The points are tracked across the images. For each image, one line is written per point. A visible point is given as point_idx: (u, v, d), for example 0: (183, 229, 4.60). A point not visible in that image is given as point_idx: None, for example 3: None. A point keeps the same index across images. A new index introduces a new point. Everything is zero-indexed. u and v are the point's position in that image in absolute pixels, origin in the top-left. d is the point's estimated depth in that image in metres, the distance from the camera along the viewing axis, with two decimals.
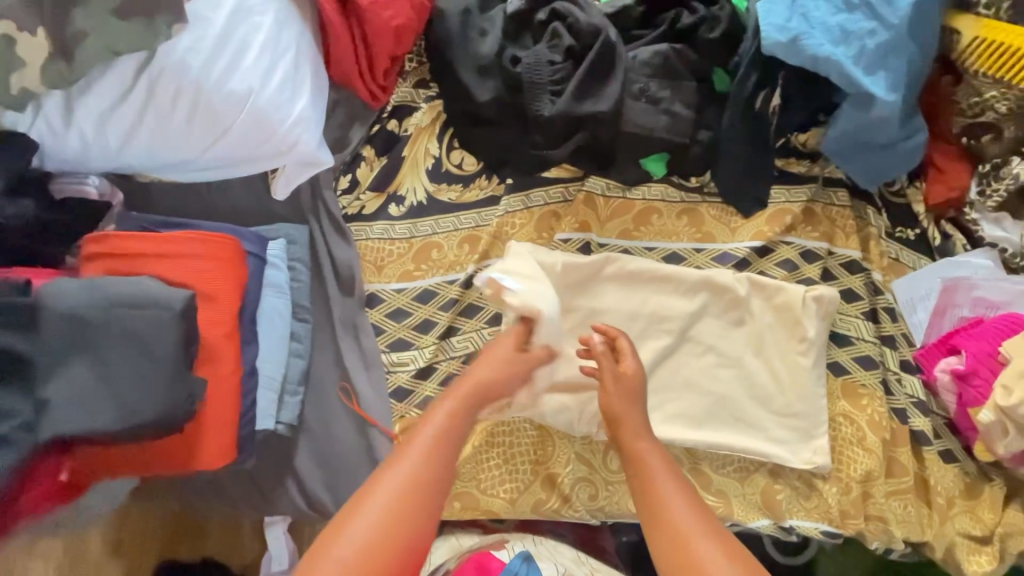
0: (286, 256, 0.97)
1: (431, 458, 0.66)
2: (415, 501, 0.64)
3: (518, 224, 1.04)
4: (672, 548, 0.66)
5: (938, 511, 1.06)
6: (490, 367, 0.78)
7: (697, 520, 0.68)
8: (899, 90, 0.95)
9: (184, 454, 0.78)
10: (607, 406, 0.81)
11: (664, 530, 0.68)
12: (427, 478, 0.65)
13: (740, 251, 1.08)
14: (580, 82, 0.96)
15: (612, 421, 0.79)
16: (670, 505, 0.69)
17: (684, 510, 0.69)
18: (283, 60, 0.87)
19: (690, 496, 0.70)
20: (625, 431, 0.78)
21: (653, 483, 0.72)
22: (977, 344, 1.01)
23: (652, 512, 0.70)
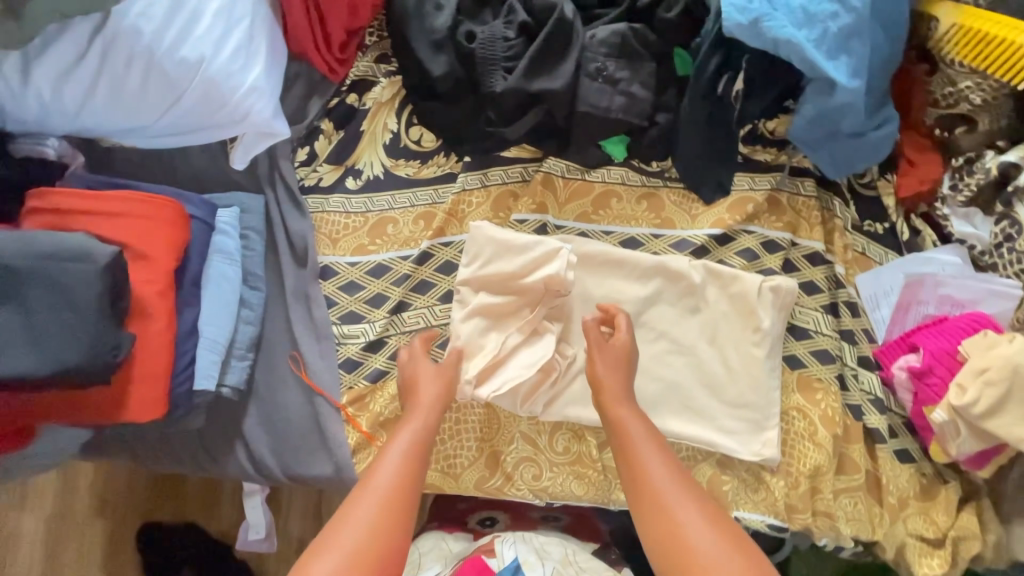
0: (238, 224, 0.99)
1: (404, 471, 0.76)
2: (396, 510, 0.72)
3: (475, 202, 1.05)
4: (654, 510, 0.74)
5: (890, 510, 1.03)
6: (431, 386, 0.89)
7: (676, 480, 0.76)
8: (861, 76, 0.92)
9: (112, 406, 0.81)
10: (595, 375, 0.90)
11: (647, 495, 0.75)
12: (400, 491, 0.74)
13: (699, 238, 1.07)
14: (532, 58, 0.96)
15: (597, 390, 0.89)
16: (650, 469, 0.78)
17: (661, 470, 0.78)
18: (237, 30, 0.89)
19: (670, 461, 0.79)
20: (607, 402, 0.87)
21: (636, 455, 0.80)
22: (935, 341, 0.99)
23: (633, 479, 0.78)
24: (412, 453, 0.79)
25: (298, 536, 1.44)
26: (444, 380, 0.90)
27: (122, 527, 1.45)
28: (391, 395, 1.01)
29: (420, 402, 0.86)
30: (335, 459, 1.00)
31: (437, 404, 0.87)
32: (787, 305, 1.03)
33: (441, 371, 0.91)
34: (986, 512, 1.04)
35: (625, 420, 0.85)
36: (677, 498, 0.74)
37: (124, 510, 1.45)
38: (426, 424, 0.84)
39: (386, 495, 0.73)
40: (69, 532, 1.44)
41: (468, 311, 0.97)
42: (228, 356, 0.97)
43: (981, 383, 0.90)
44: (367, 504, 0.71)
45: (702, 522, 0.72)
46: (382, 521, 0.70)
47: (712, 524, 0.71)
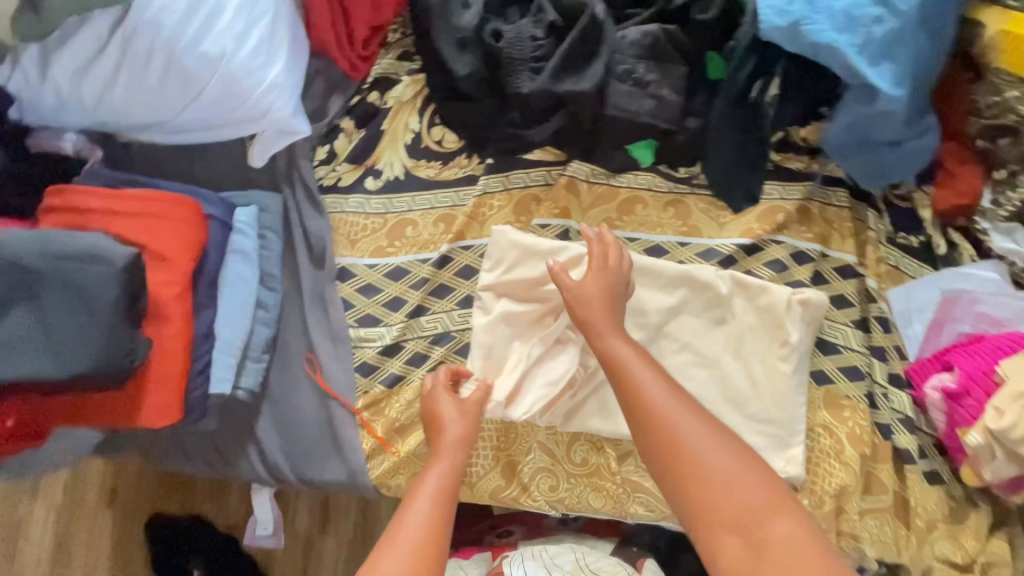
0: (255, 223, 0.97)
1: (433, 517, 0.70)
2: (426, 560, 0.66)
3: (496, 206, 1.02)
4: (652, 427, 0.70)
5: (917, 533, 1.00)
6: (455, 428, 0.84)
7: (671, 395, 0.73)
8: (905, 84, 0.88)
9: (125, 410, 0.79)
10: (579, 311, 0.84)
11: (645, 414, 0.71)
12: (429, 542, 0.67)
13: (727, 247, 1.04)
14: (561, 59, 0.93)
15: (581, 322, 0.83)
16: (644, 386, 0.74)
17: (654, 386, 0.74)
18: (259, 25, 0.87)
19: (664, 376, 0.75)
20: (598, 329, 0.81)
21: (629, 376, 0.75)
22: (971, 361, 0.95)
23: (628, 399, 0.74)
24: (440, 499, 0.73)
25: (305, 532, 1.43)
26: (472, 418, 0.87)
27: (131, 518, 1.45)
28: (406, 401, 0.98)
29: (445, 444, 0.83)
30: (348, 464, 0.99)
31: (461, 445, 0.83)
32: (817, 319, 1.00)
33: (466, 412, 0.87)
34: (1016, 538, 1.00)
35: (614, 343, 0.79)
36: (675, 410, 0.71)
37: (132, 502, 1.45)
38: (452, 467, 0.79)
39: (417, 542, 0.67)
40: (77, 522, 1.44)
41: (490, 318, 0.95)
42: (243, 358, 0.95)
43: (1020, 407, 0.87)
44: (394, 556, 0.65)
45: (702, 429, 0.69)
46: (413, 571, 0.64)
47: (712, 429, 0.70)
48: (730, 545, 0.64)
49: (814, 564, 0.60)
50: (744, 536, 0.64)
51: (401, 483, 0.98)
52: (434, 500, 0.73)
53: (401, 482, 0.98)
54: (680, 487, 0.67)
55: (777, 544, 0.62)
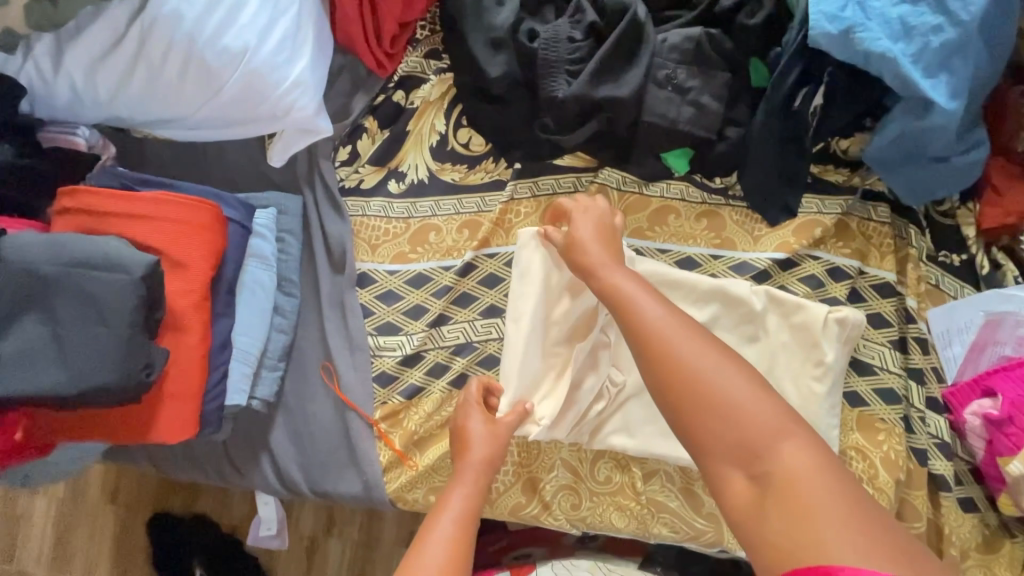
0: (274, 226, 0.93)
1: (456, 540, 0.67)
2: None
3: (524, 212, 0.98)
4: (656, 360, 0.61)
5: (950, 563, 0.97)
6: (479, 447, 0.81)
7: (672, 318, 0.64)
8: (961, 97, 0.84)
9: (138, 424, 0.76)
10: (577, 253, 0.77)
11: (649, 348, 0.63)
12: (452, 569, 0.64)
13: (761, 262, 1.00)
14: (599, 62, 0.89)
15: (582, 260, 0.76)
16: (643, 311, 0.65)
17: (654, 310, 0.65)
18: (284, 20, 0.83)
19: (670, 305, 0.66)
20: (596, 267, 0.74)
21: (631, 308, 0.66)
22: (1014, 387, 0.91)
23: (630, 332, 0.65)
24: (464, 522, 0.70)
25: (310, 535, 1.39)
26: (500, 441, 0.82)
27: (133, 516, 1.41)
28: (426, 413, 0.95)
29: (466, 465, 0.78)
30: (364, 478, 0.95)
31: (485, 469, 0.78)
32: (854, 339, 0.96)
33: (496, 437, 0.82)
34: None
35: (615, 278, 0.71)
36: (682, 342, 0.61)
37: (135, 501, 1.42)
38: (476, 491, 0.75)
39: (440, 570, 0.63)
40: (79, 519, 1.41)
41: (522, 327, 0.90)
42: (259, 366, 0.92)
43: None
44: None
45: (713, 361, 0.60)
46: None
47: (716, 352, 0.61)
48: (736, 478, 0.58)
49: (825, 499, 0.54)
50: (751, 468, 0.57)
51: (419, 497, 0.95)
52: (460, 526, 0.69)
53: (419, 496, 0.95)
54: (682, 418, 0.60)
55: (790, 479, 0.55)
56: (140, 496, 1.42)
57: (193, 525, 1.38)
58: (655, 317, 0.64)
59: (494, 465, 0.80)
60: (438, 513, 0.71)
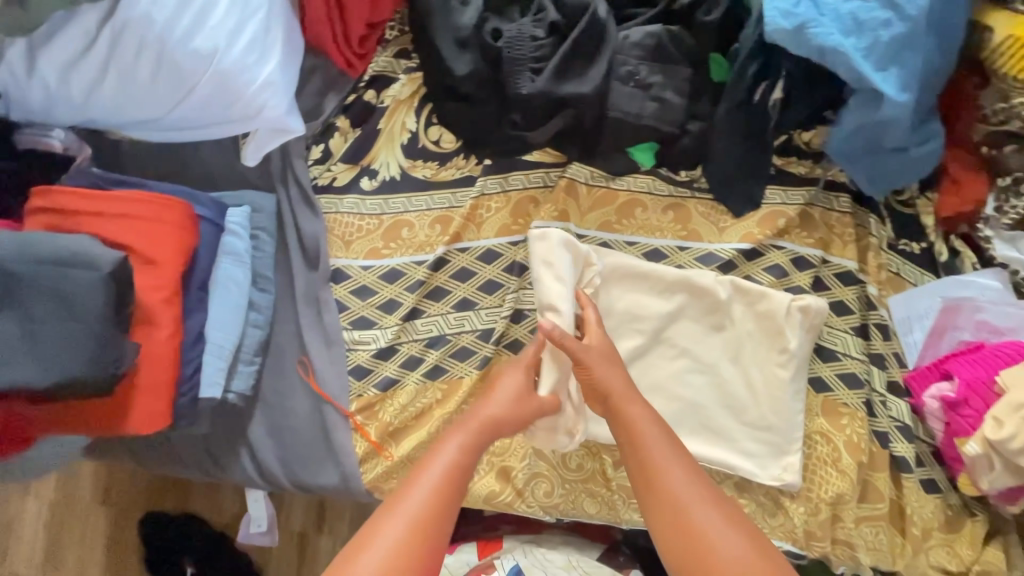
0: (248, 224, 0.95)
1: (441, 492, 0.72)
2: (421, 534, 0.69)
3: (494, 207, 1.01)
4: (671, 517, 0.70)
5: (912, 541, 1.00)
6: (499, 405, 0.83)
7: (693, 486, 0.72)
8: (911, 90, 0.87)
9: (113, 417, 0.78)
10: (592, 377, 0.83)
11: (665, 506, 0.71)
12: (434, 514, 0.70)
13: (726, 252, 1.02)
14: (561, 60, 0.92)
15: (602, 390, 0.83)
16: (667, 472, 0.73)
17: (678, 473, 0.73)
18: (253, 21, 0.85)
19: (684, 460, 0.75)
20: (618, 402, 0.81)
21: (648, 459, 0.75)
22: (972, 370, 0.94)
23: (651, 483, 0.73)
24: (454, 475, 0.74)
25: (300, 530, 1.42)
26: (522, 410, 0.84)
27: (126, 515, 1.44)
28: (401, 405, 0.98)
29: (474, 421, 0.80)
30: (342, 469, 0.98)
31: (490, 427, 0.80)
32: (817, 326, 0.98)
33: (518, 402, 0.84)
34: (1013, 548, 1.00)
35: (637, 418, 0.79)
36: (696, 504, 0.71)
37: (127, 499, 1.44)
38: (474, 446, 0.78)
39: (419, 515, 0.69)
40: (72, 520, 1.43)
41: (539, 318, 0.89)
42: (235, 361, 0.94)
43: (1019, 418, 0.86)
44: (393, 529, 0.68)
45: (721, 525, 0.69)
46: (410, 541, 0.68)
47: (732, 521, 0.70)
48: None
49: None
50: None
51: (396, 487, 0.98)
52: (451, 466, 0.75)
53: (395, 486, 0.98)
54: None
55: None
56: (131, 494, 1.44)
57: (185, 522, 1.41)
58: (679, 481, 0.72)
59: (501, 426, 0.82)
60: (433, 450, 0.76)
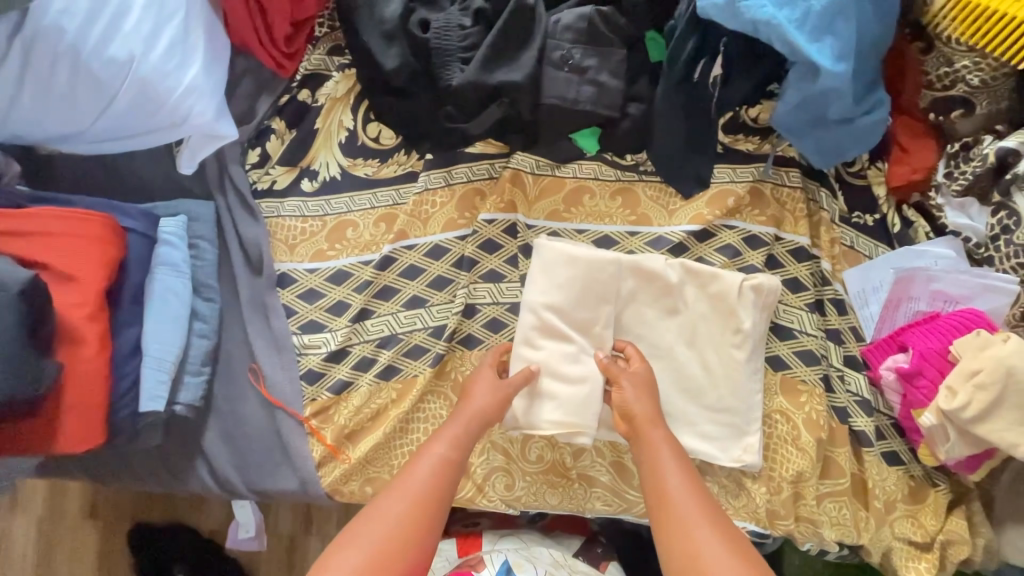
0: (185, 233, 0.93)
1: (437, 476, 0.79)
2: (420, 512, 0.75)
3: (438, 202, 0.99)
4: (675, 534, 0.74)
5: (876, 514, 0.99)
6: (480, 395, 0.88)
7: (699, 508, 0.75)
8: (848, 59, 0.86)
9: (40, 435, 0.79)
10: (624, 402, 0.89)
11: (670, 523, 0.75)
12: (433, 492, 0.77)
13: (677, 235, 1.00)
14: (489, 48, 0.91)
15: (629, 413, 0.88)
16: (675, 491, 0.78)
17: (686, 494, 0.77)
18: (170, 26, 0.83)
19: (693, 481, 0.79)
20: (642, 426, 0.86)
21: (661, 480, 0.79)
22: (925, 341, 0.94)
23: (659, 499, 0.78)
24: (446, 460, 0.81)
25: (288, 534, 1.42)
26: (499, 397, 0.89)
27: (113, 529, 1.42)
28: (355, 407, 0.97)
29: (462, 412, 0.86)
30: (300, 474, 0.97)
31: (476, 418, 0.86)
32: (770, 304, 0.97)
33: (495, 390, 0.89)
34: (977, 516, 1.00)
35: (656, 443, 0.84)
36: (698, 522, 0.74)
37: (113, 512, 1.42)
38: (464, 435, 0.84)
39: (419, 492, 0.77)
40: (58, 539, 1.41)
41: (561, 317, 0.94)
42: (181, 373, 0.93)
43: (971, 387, 0.85)
44: (392, 503, 0.75)
45: (719, 542, 0.71)
46: (407, 519, 0.74)
47: (730, 543, 0.71)
48: None
49: None
50: None
51: (355, 489, 0.98)
52: (450, 450, 0.82)
53: (355, 488, 0.98)
54: None
55: None
56: (115, 508, 1.43)
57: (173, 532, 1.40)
58: (685, 505, 0.76)
59: (486, 417, 0.87)
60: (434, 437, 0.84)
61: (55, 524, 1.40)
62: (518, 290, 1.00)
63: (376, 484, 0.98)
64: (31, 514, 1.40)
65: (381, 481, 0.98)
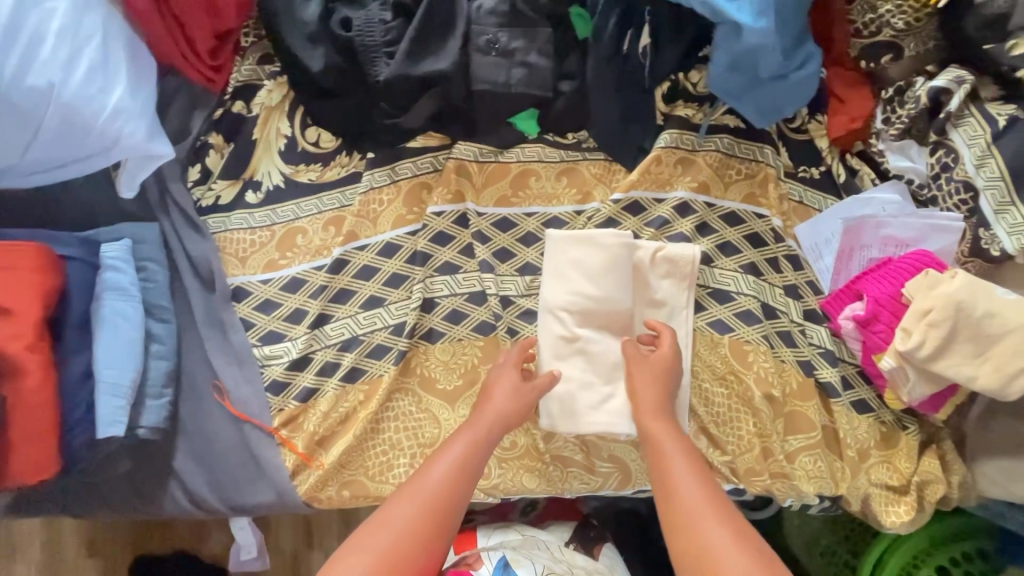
0: (130, 257, 0.93)
1: (453, 476, 0.80)
2: (438, 510, 0.77)
3: (386, 200, 0.99)
4: (682, 525, 0.75)
5: (850, 463, 1.00)
6: (505, 398, 0.88)
7: (704, 502, 0.76)
8: (769, 15, 0.85)
9: None
10: (637, 389, 0.88)
11: (681, 523, 0.75)
12: (447, 492, 0.79)
13: (606, 208, 0.99)
14: (412, 39, 0.92)
15: (636, 405, 0.87)
16: (681, 485, 0.78)
17: (692, 487, 0.77)
18: (88, 49, 0.82)
19: (700, 473, 0.79)
20: (647, 415, 0.86)
21: (666, 469, 0.80)
22: (880, 287, 0.94)
23: (666, 492, 0.78)
24: (464, 461, 0.81)
25: (291, 550, 1.42)
26: (523, 401, 0.88)
27: (116, 564, 1.41)
28: (323, 413, 0.97)
29: (484, 413, 0.86)
30: (275, 485, 0.97)
31: (498, 421, 0.86)
32: (687, 273, 0.97)
33: (519, 397, 0.88)
34: (948, 454, 1.01)
35: (659, 434, 0.84)
36: (704, 518, 0.74)
37: (115, 548, 1.41)
38: (485, 436, 0.84)
39: (436, 488, 0.78)
40: None
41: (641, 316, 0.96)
42: (142, 397, 0.93)
43: (925, 326, 0.86)
44: (407, 506, 0.77)
45: (727, 535, 0.72)
46: (422, 518, 0.76)
47: (737, 534, 0.72)
48: None
49: None
50: None
51: (332, 494, 0.98)
52: (466, 454, 0.82)
53: (332, 493, 0.98)
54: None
55: None
56: (116, 543, 1.41)
57: (177, 561, 1.38)
58: (690, 497, 0.76)
59: (508, 420, 0.87)
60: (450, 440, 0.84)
61: (57, 563, 1.39)
62: (475, 279, 0.99)
63: (353, 487, 0.98)
64: (30, 557, 1.38)
65: (358, 484, 0.98)
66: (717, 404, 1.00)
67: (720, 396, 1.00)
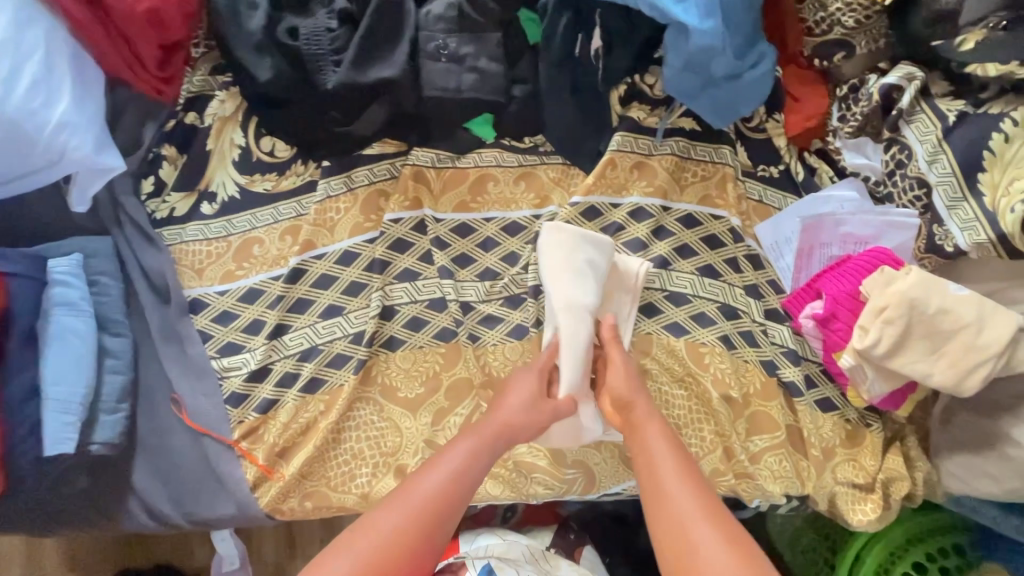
0: (82, 272, 0.92)
1: (450, 484, 0.75)
2: (428, 518, 0.73)
3: (342, 208, 0.99)
4: (672, 530, 0.70)
5: (815, 463, 1.00)
6: (517, 407, 0.84)
7: (697, 509, 0.71)
8: (715, 16, 0.87)
9: None
10: (615, 389, 0.86)
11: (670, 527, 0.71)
12: (444, 499, 0.74)
13: (563, 212, 0.98)
14: (360, 46, 0.92)
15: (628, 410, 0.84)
16: (674, 494, 0.73)
17: (686, 496, 0.73)
18: (30, 63, 0.82)
19: (693, 480, 0.75)
20: (638, 419, 0.83)
21: (655, 472, 0.76)
22: (838, 285, 0.93)
23: (656, 497, 0.74)
24: (464, 469, 0.77)
25: (274, 561, 1.40)
26: (536, 418, 0.84)
27: None
28: (282, 424, 0.96)
29: (492, 420, 0.82)
30: (235, 498, 0.96)
31: (504, 430, 0.82)
32: (630, 285, 0.96)
33: (535, 406, 0.84)
34: (912, 450, 1.01)
35: (648, 439, 0.80)
36: (696, 519, 0.70)
37: (96, 564, 1.40)
38: (486, 447, 0.79)
39: (431, 495, 0.74)
40: None
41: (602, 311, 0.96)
42: (97, 413, 0.92)
43: (881, 322, 0.85)
44: (398, 512, 0.72)
45: (718, 543, 0.68)
46: (412, 526, 0.72)
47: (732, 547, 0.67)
48: None
49: None
50: None
51: (295, 505, 0.97)
52: (467, 463, 0.78)
53: (294, 505, 0.97)
54: None
55: None
56: (97, 559, 1.40)
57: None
58: (679, 506, 0.72)
59: (514, 431, 0.83)
60: (452, 445, 0.80)
61: None
62: (435, 286, 0.99)
63: (315, 498, 0.97)
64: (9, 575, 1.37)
65: (320, 494, 0.97)
66: (679, 407, 0.99)
67: (680, 398, 0.99)
